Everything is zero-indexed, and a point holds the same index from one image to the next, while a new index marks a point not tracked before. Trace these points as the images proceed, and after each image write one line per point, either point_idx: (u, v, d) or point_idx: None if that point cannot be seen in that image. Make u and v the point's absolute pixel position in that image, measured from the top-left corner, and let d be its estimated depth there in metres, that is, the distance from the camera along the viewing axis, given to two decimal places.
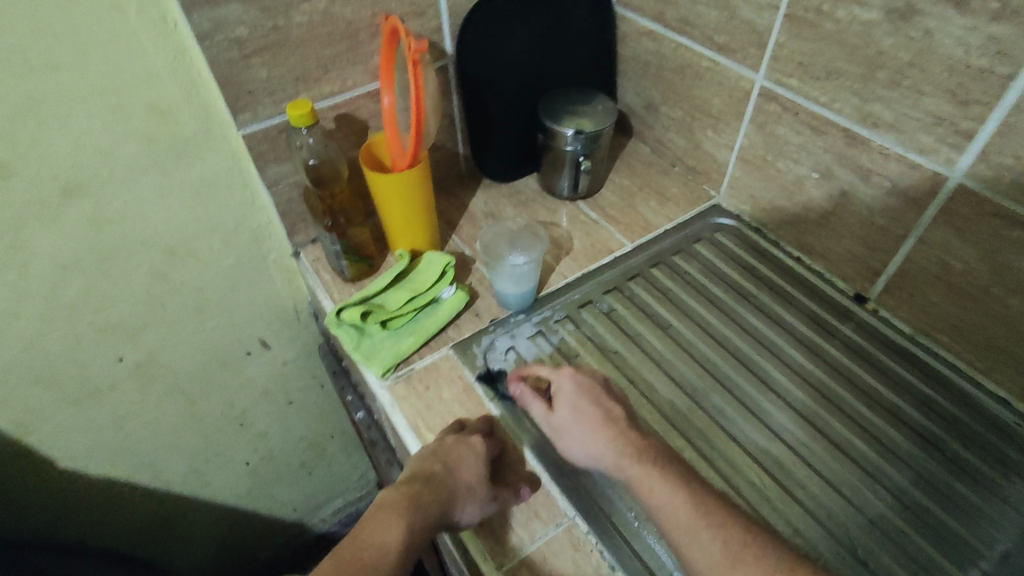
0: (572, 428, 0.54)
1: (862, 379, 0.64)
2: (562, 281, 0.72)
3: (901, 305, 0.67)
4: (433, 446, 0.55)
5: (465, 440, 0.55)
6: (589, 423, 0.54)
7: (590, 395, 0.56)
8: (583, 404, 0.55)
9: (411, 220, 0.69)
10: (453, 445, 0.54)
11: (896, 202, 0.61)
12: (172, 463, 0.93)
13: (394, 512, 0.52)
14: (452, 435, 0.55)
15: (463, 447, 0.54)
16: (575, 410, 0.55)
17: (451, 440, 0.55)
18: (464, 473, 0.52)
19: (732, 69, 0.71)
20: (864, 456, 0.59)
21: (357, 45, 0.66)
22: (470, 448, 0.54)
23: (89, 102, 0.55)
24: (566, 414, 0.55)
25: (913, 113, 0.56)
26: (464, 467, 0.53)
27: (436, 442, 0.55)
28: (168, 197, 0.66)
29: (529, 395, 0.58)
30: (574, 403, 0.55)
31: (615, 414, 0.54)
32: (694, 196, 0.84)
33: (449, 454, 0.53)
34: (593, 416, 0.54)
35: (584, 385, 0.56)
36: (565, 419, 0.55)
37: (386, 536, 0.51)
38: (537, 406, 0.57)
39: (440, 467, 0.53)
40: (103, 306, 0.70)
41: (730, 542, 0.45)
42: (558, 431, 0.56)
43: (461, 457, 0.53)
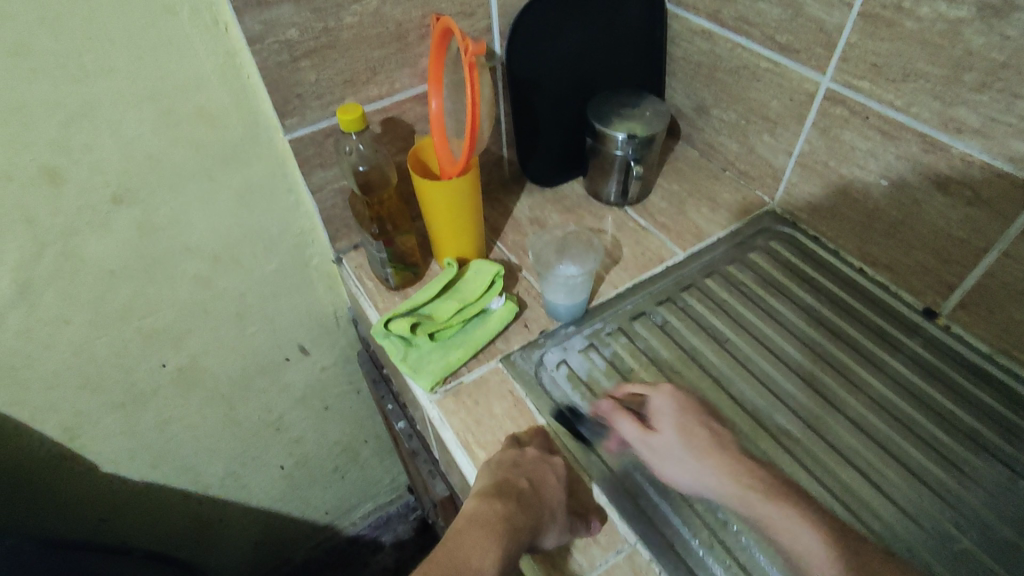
0: (678, 450, 0.54)
1: (936, 400, 0.61)
2: (613, 292, 0.70)
3: (977, 322, 0.63)
4: (511, 459, 0.53)
5: (544, 457, 0.54)
6: (700, 447, 0.54)
7: (693, 415, 0.56)
8: (687, 423, 0.55)
9: (459, 227, 0.67)
10: (535, 461, 0.53)
11: (978, 212, 0.57)
12: (210, 467, 0.93)
13: (486, 531, 0.49)
14: (531, 451, 0.54)
15: (543, 465, 0.53)
16: (679, 429, 0.55)
17: (530, 456, 0.53)
18: (549, 493, 0.51)
19: (795, 70, 0.67)
20: (942, 484, 0.55)
21: (406, 47, 0.64)
22: (551, 467, 0.53)
23: (141, 107, 0.54)
24: (670, 434, 0.55)
25: (1004, 118, 0.52)
26: (549, 487, 0.51)
27: (513, 456, 0.53)
28: (215, 202, 0.65)
29: (621, 414, 0.57)
30: (678, 422, 0.55)
31: (719, 434, 0.55)
32: (747, 202, 0.80)
33: (532, 471, 0.52)
34: (699, 437, 0.54)
35: (685, 403, 0.57)
36: (668, 440, 0.55)
37: (481, 557, 0.48)
38: (632, 425, 0.56)
39: (527, 483, 0.50)
40: (149, 312, 0.69)
41: (823, 545, 0.47)
42: (657, 451, 0.55)
43: (544, 476, 0.52)
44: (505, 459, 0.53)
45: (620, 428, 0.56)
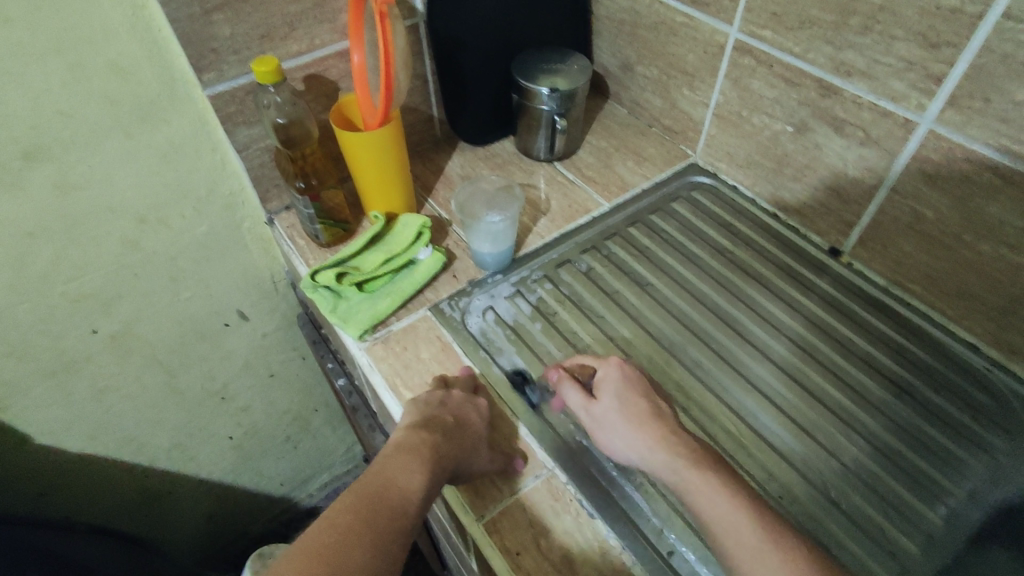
0: (615, 418, 0.53)
1: (837, 329, 0.65)
2: (540, 242, 0.72)
3: (875, 257, 0.67)
4: (439, 398, 0.55)
5: (470, 398, 0.56)
6: (631, 417, 0.52)
7: (635, 387, 0.54)
8: (626, 393, 0.54)
9: (386, 182, 0.68)
10: (461, 401, 0.55)
11: (869, 152, 0.61)
12: (155, 438, 0.92)
13: (413, 457, 0.50)
14: (458, 392, 0.56)
15: (469, 404, 0.55)
16: (615, 399, 0.53)
17: (457, 396, 0.56)
18: (473, 427, 0.54)
19: (706, 22, 0.70)
20: (837, 403, 0.60)
21: (324, 1, 0.64)
22: (476, 407, 0.55)
23: (46, 60, 0.54)
24: (610, 403, 0.53)
25: (885, 59, 0.56)
26: (474, 423, 0.54)
27: (441, 396, 0.56)
28: (135, 162, 0.64)
29: (568, 383, 0.56)
30: (618, 393, 0.54)
31: (662, 409, 0.53)
32: (672, 156, 0.83)
33: (459, 409, 0.54)
34: (641, 410, 0.52)
35: (630, 376, 0.55)
36: (606, 407, 0.53)
37: (408, 480, 0.49)
38: (576, 393, 0.55)
39: (454, 418, 0.53)
40: (74, 276, 0.68)
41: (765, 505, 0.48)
42: (597, 420, 0.54)
43: (470, 413, 0.55)
44: (434, 398, 0.55)
45: (565, 396, 0.56)
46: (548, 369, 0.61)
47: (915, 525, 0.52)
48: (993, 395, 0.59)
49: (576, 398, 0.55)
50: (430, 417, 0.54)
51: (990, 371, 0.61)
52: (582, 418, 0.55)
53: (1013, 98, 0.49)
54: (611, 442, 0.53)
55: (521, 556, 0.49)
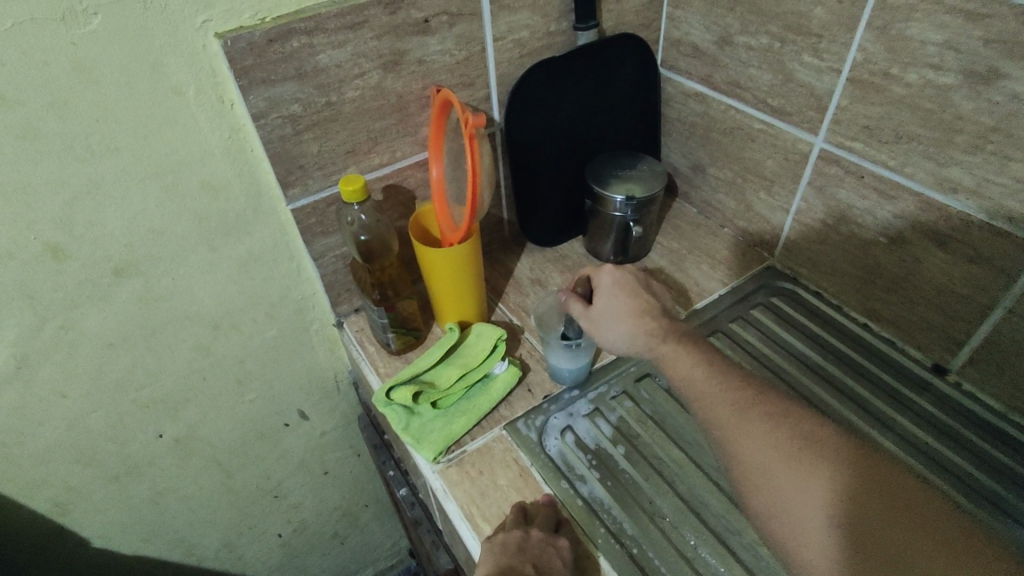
0: (607, 315, 0.62)
1: (952, 460, 0.59)
2: (618, 352, 0.69)
3: (988, 379, 0.62)
4: (517, 543, 0.50)
5: (550, 540, 0.51)
6: (623, 315, 0.61)
7: (626, 292, 0.63)
8: (618, 299, 0.62)
9: (461, 292, 0.67)
10: (541, 545, 0.50)
11: (979, 269, 0.57)
12: (205, 538, 0.89)
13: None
14: (536, 532, 0.51)
15: (550, 546, 0.51)
16: (608, 300, 0.63)
17: (537, 539, 0.51)
18: None
19: (788, 131, 0.69)
20: None
21: (407, 118, 0.65)
22: (557, 551, 0.51)
23: (146, 183, 0.55)
24: (603, 304, 0.63)
25: (998, 179, 0.53)
26: (555, 571, 0.50)
27: (519, 538, 0.51)
28: (216, 272, 0.65)
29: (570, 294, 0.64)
30: (610, 294, 0.63)
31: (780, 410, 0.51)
32: (748, 258, 0.80)
33: (540, 557, 0.50)
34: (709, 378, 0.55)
35: (623, 279, 0.63)
36: (600, 307, 0.62)
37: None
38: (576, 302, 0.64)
39: (535, 571, 0.49)
40: (146, 382, 0.68)
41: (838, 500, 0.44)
42: (593, 320, 0.62)
43: (551, 561, 0.50)
44: (510, 541, 0.51)
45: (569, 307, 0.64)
46: (636, 502, 0.56)
47: None
48: None
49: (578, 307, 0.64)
50: (507, 566, 0.50)
51: None
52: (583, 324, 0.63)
53: None
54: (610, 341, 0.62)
55: None
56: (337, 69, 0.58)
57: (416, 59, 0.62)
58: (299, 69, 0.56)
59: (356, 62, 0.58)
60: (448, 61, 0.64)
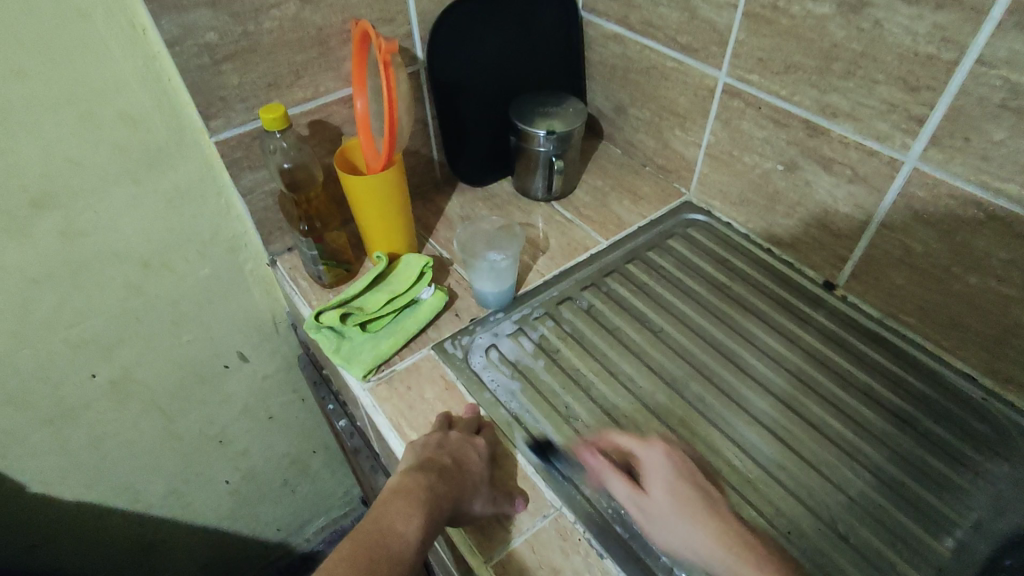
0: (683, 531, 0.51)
1: (835, 361, 0.66)
2: (540, 279, 0.73)
3: (868, 290, 0.69)
4: (436, 440, 0.55)
5: (468, 439, 0.56)
6: (690, 511, 0.51)
7: (685, 476, 0.53)
8: (681, 487, 0.52)
9: (389, 223, 0.69)
10: (459, 441, 0.55)
11: (858, 188, 0.64)
12: (149, 485, 0.90)
13: (408, 500, 0.50)
14: (455, 433, 0.56)
15: (468, 444, 0.55)
16: (670, 493, 0.52)
17: (455, 437, 0.55)
18: (471, 467, 0.53)
19: (695, 68, 0.73)
20: (841, 435, 0.60)
21: (328, 52, 0.67)
22: (474, 447, 0.55)
23: (58, 111, 0.55)
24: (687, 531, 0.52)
25: (868, 102, 0.58)
26: (472, 463, 0.53)
27: (439, 437, 0.55)
28: (141, 207, 0.65)
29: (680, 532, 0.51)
30: (671, 483, 0.52)
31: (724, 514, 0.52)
32: (666, 194, 0.85)
33: (456, 450, 0.54)
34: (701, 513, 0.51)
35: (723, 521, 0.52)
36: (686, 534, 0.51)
37: (405, 523, 0.49)
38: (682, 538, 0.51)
39: (452, 458, 0.52)
40: (75, 321, 0.68)
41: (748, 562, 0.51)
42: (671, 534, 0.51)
43: (467, 453, 0.54)
44: (431, 442, 0.55)
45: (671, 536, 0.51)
46: (554, 408, 0.61)
47: (925, 557, 0.52)
48: (994, 423, 0.60)
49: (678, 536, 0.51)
50: (426, 459, 0.53)
51: (987, 401, 0.61)
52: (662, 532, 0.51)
53: (992, 138, 0.51)
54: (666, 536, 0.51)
55: None
56: None
57: None
58: None
59: None
60: None
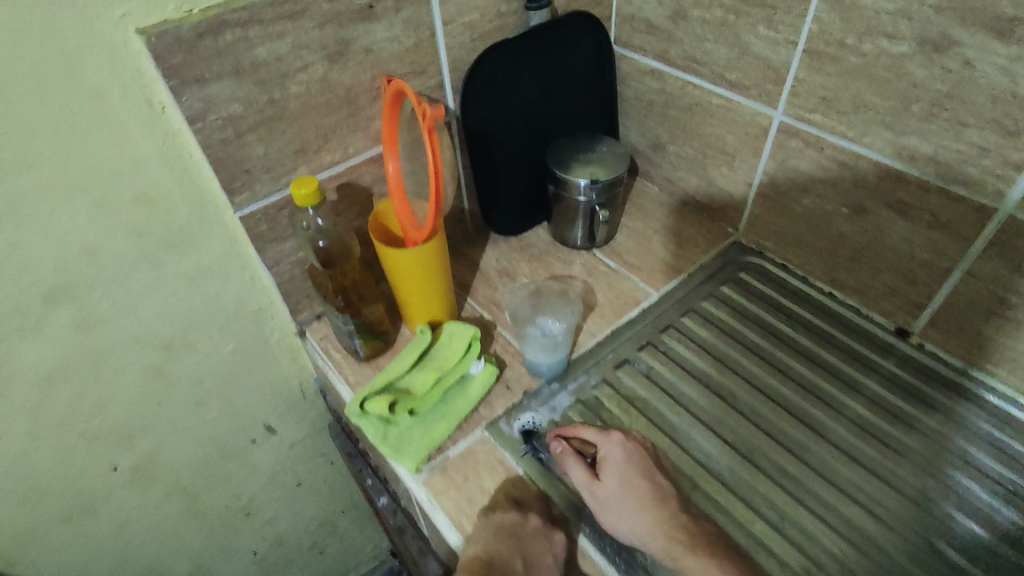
0: (619, 498, 0.52)
1: (918, 419, 0.61)
2: (593, 341, 0.68)
3: (949, 339, 0.64)
4: (511, 530, 0.51)
5: (544, 533, 0.52)
6: (639, 499, 0.52)
7: (638, 467, 0.54)
8: (631, 475, 0.53)
9: (430, 292, 0.64)
10: (535, 537, 0.51)
11: (939, 234, 0.59)
12: (175, 566, 0.85)
13: None
14: (532, 523, 0.52)
15: (541, 540, 0.51)
16: (623, 482, 0.53)
17: (531, 530, 0.51)
18: (540, 574, 0.50)
19: (747, 106, 0.68)
20: (939, 508, 0.55)
21: (357, 111, 0.61)
22: (548, 546, 0.51)
23: (72, 199, 0.50)
24: (614, 485, 0.53)
25: (954, 145, 0.54)
26: (541, 565, 0.50)
27: (513, 526, 0.51)
28: (162, 289, 0.60)
29: (572, 458, 0.55)
30: (624, 474, 0.53)
31: (662, 485, 0.53)
32: (712, 234, 0.80)
33: (531, 549, 0.50)
34: (644, 491, 0.52)
35: (634, 456, 0.54)
36: (611, 490, 0.53)
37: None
38: (580, 471, 0.54)
39: (524, 563, 0.49)
40: (94, 413, 0.62)
41: None
42: (601, 501, 0.53)
43: (541, 555, 0.50)
44: (502, 533, 0.51)
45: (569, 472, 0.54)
46: None
47: None
48: None
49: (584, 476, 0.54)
50: (494, 557, 0.49)
51: None
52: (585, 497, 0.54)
53: None
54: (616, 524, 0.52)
55: None
56: (277, 63, 0.53)
57: (362, 48, 0.58)
58: (235, 65, 0.51)
59: (298, 54, 0.54)
60: (397, 48, 0.61)
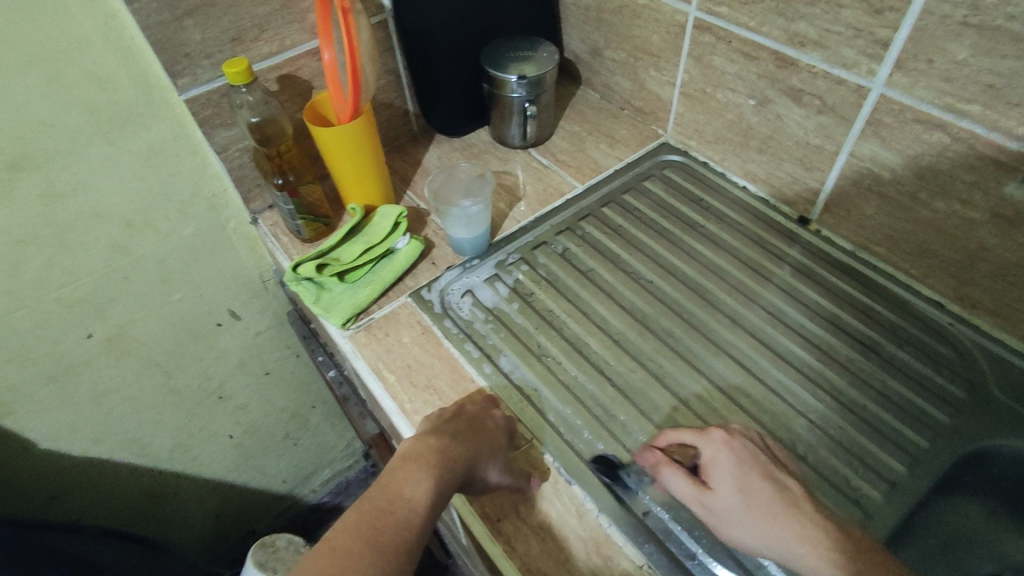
0: (742, 514, 0.46)
1: (806, 295, 0.67)
2: (516, 226, 0.74)
3: (840, 223, 0.69)
4: (452, 412, 0.55)
5: (485, 410, 0.55)
6: (764, 505, 0.45)
7: (755, 467, 0.47)
8: (751, 478, 0.46)
9: (363, 175, 0.70)
10: (475, 412, 0.54)
11: (827, 119, 0.63)
12: (155, 440, 0.94)
13: (420, 463, 0.48)
14: (472, 405, 0.55)
15: (484, 413, 0.55)
16: (740, 488, 0.46)
17: (471, 408, 0.55)
18: (489, 434, 0.52)
19: (666, 3, 0.71)
20: (805, 364, 0.61)
21: (291, 3, 0.66)
22: (490, 418, 0.54)
23: (24, 72, 0.55)
24: (732, 497, 0.46)
25: (834, 28, 0.57)
26: (490, 430, 0.53)
27: (454, 410, 0.55)
28: (118, 167, 0.66)
29: (671, 469, 0.49)
30: (737, 477, 0.47)
31: (793, 488, 0.46)
32: (643, 136, 0.85)
33: (473, 417, 0.54)
34: (770, 501, 0.45)
35: (741, 454, 0.47)
36: (729, 503, 0.46)
37: (415, 488, 0.46)
38: (684, 483, 0.48)
39: (467, 424, 0.52)
40: (65, 282, 0.70)
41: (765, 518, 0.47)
42: (717, 515, 0.47)
43: (484, 422, 0.54)
44: (446, 412, 0.55)
45: (671, 485, 0.49)
46: (526, 347, 0.62)
47: (880, 474, 0.54)
48: (958, 347, 0.61)
49: (685, 486, 0.48)
50: (440, 425, 0.53)
51: (953, 325, 0.62)
52: (696, 511, 0.48)
53: (955, 58, 0.51)
54: (737, 539, 0.46)
55: (501, 522, 0.51)
56: None
57: None
58: None
59: None
60: None
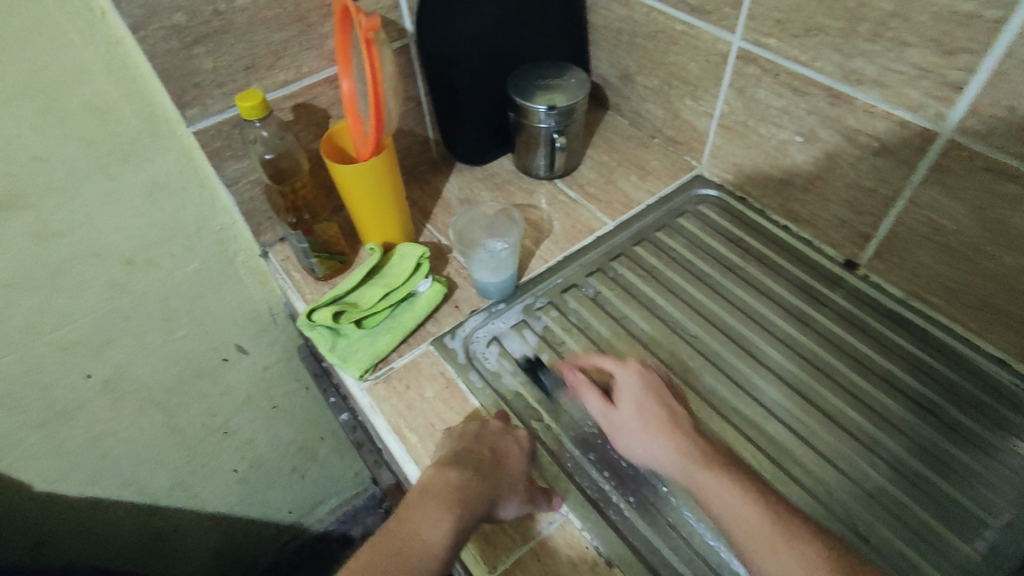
0: (634, 426, 0.52)
1: (857, 347, 0.62)
2: (544, 266, 0.69)
3: (892, 270, 0.64)
4: (474, 431, 0.53)
5: (508, 431, 0.53)
6: (654, 425, 0.52)
7: (654, 392, 0.54)
8: (651, 404, 0.53)
9: (383, 212, 0.66)
10: (498, 433, 0.53)
11: (884, 162, 0.59)
12: (156, 477, 0.89)
13: (439, 501, 0.47)
14: (495, 423, 0.54)
15: (506, 435, 0.53)
16: (638, 409, 0.53)
17: (494, 428, 0.53)
18: (512, 463, 0.51)
19: (706, 31, 0.67)
20: (860, 428, 0.57)
21: (309, 29, 0.62)
22: (514, 440, 0.53)
23: (17, 106, 0.51)
24: (629, 411, 0.53)
25: (897, 67, 0.53)
26: (511, 457, 0.51)
27: (476, 427, 0.53)
28: (119, 202, 0.62)
29: (588, 388, 0.55)
30: (639, 401, 0.53)
31: (678, 414, 0.52)
32: (675, 167, 0.81)
33: (495, 442, 0.52)
34: (658, 415, 0.52)
35: (650, 382, 0.54)
36: (627, 418, 0.53)
37: (432, 529, 0.46)
38: (596, 399, 0.54)
39: (490, 454, 0.50)
40: (61, 323, 0.65)
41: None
42: (616, 426, 0.53)
43: (507, 447, 0.52)
44: (468, 432, 0.53)
45: (586, 401, 0.55)
46: (558, 405, 0.58)
47: (950, 560, 0.49)
48: None
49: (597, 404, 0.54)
50: (462, 450, 0.51)
51: (1018, 386, 0.58)
52: (602, 424, 0.54)
53: None
54: (630, 447, 0.52)
55: None
56: None
57: None
58: None
59: None
60: None
